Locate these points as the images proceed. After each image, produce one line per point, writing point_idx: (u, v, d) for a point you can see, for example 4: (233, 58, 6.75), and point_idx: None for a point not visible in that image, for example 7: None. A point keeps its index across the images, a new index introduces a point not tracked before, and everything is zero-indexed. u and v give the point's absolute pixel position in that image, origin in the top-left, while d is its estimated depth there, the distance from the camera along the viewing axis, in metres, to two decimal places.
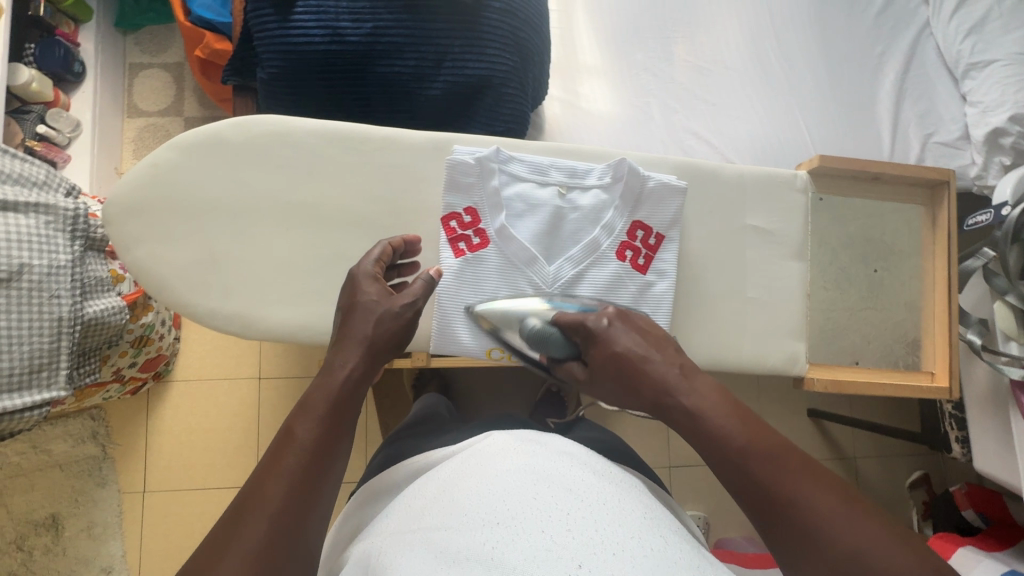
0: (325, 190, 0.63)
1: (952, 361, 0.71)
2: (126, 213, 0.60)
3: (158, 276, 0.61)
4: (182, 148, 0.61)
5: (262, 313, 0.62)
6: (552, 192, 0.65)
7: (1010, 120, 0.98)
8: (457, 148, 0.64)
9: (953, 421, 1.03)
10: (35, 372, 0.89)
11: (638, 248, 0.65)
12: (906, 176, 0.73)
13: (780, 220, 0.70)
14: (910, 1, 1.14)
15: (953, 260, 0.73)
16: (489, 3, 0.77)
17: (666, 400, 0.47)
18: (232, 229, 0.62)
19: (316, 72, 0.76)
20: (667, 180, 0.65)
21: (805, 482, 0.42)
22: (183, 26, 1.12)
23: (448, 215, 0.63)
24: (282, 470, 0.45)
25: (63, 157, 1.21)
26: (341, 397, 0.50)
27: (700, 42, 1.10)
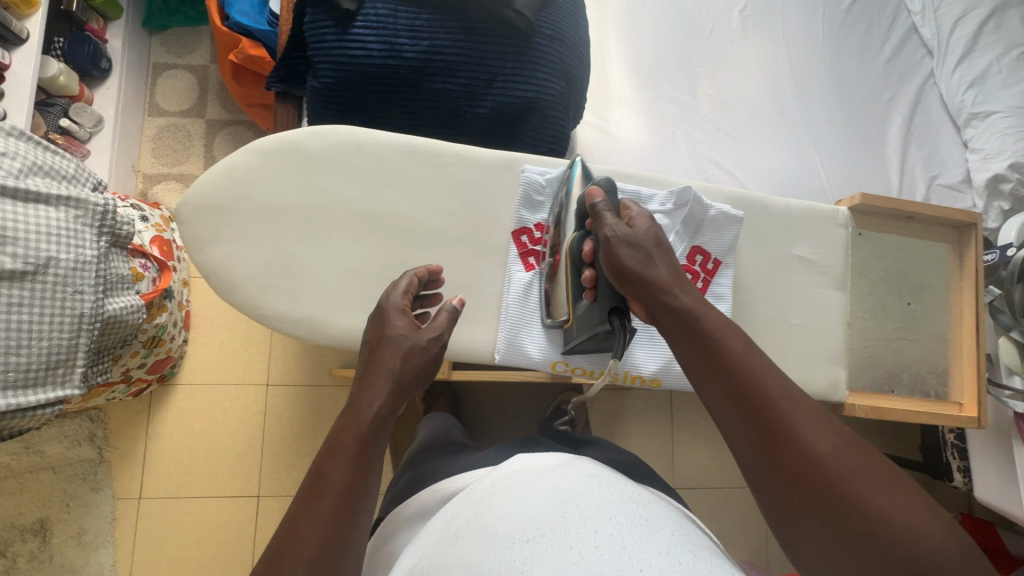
0: (392, 201, 0.64)
1: (980, 393, 0.75)
2: (203, 213, 0.60)
3: (224, 277, 0.61)
4: (260, 152, 0.62)
5: (326, 318, 0.62)
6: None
7: (1009, 168, 1.05)
8: (530, 167, 0.66)
9: (955, 451, 1.07)
10: (51, 368, 0.87)
11: (697, 271, 0.68)
12: (936, 217, 0.78)
13: (823, 252, 0.73)
14: (915, 52, 1.22)
15: (981, 295, 0.77)
16: (541, 29, 0.80)
17: (663, 297, 0.53)
18: (299, 235, 0.62)
19: (370, 85, 0.78)
20: (727, 210, 0.68)
21: (785, 394, 0.47)
22: (219, 30, 1.14)
23: (520, 229, 0.67)
24: (315, 515, 0.44)
25: (83, 152, 1.19)
26: (370, 434, 0.48)
27: (723, 78, 1.15)
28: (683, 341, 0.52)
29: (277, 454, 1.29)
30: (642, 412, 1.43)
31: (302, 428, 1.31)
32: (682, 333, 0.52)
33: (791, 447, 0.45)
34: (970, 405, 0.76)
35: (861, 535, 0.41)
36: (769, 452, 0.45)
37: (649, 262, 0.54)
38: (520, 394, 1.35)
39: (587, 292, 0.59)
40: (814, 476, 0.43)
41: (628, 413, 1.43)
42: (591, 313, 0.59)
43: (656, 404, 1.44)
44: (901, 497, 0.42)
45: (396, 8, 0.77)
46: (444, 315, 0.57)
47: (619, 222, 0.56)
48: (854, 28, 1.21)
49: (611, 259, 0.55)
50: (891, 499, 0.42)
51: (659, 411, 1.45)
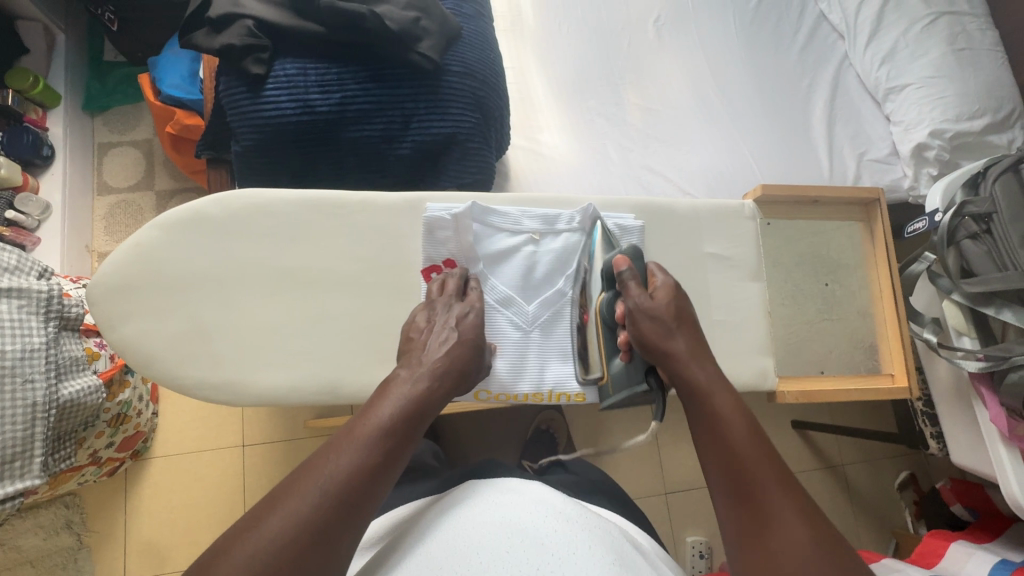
0: (310, 254, 0.65)
1: (907, 361, 0.75)
2: (114, 292, 0.61)
3: (143, 352, 0.61)
4: (167, 226, 0.62)
5: (250, 378, 0.62)
6: (525, 238, 0.69)
7: (930, 135, 1.07)
8: (431, 205, 0.66)
9: (925, 418, 1.07)
10: (8, 462, 0.86)
11: None
12: (842, 198, 0.80)
13: (735, 246, 0.75)
14: (827, 38, 1.26)
15: (894, 266, 0.78)
16: (450, 68, 0.83)
17: (684, 371, 0.55)
18: (220, 301, 0.63)
19: (290, 143, 0.80)
20: (628, 221, 0.70)
21: (757, 450, 0.49)
22: (154, 105, 1.16)
23: (429, 267, 0.66)
24: (330, 461, 0.47)
25: (33, 240, 1.20)
26: (415, 406, 0.52)
27: (647, 86, 1.19)
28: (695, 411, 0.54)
29: None
30: (624, 419, 1.43)
31: None
32: (696, 406, 0.54)
33: (766, 529, 0.45)
34: (901, 373, 0.77)
35: None
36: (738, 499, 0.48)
37: (669, 335, 0.56)
38: (498, 419, 1.34)
39: (623, 354, 0.61)
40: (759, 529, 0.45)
41: (610, 423, 1.43)
42: (629, 373, 0.61)
43: (636, 410, 1.44)
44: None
45: (304, 66, 0.79)
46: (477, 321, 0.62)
47: (641, 293, 0.59)
48: (766, 21, 1.26)
49: (639, 328, 0.58)
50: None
51: (639, 416, 1.45)
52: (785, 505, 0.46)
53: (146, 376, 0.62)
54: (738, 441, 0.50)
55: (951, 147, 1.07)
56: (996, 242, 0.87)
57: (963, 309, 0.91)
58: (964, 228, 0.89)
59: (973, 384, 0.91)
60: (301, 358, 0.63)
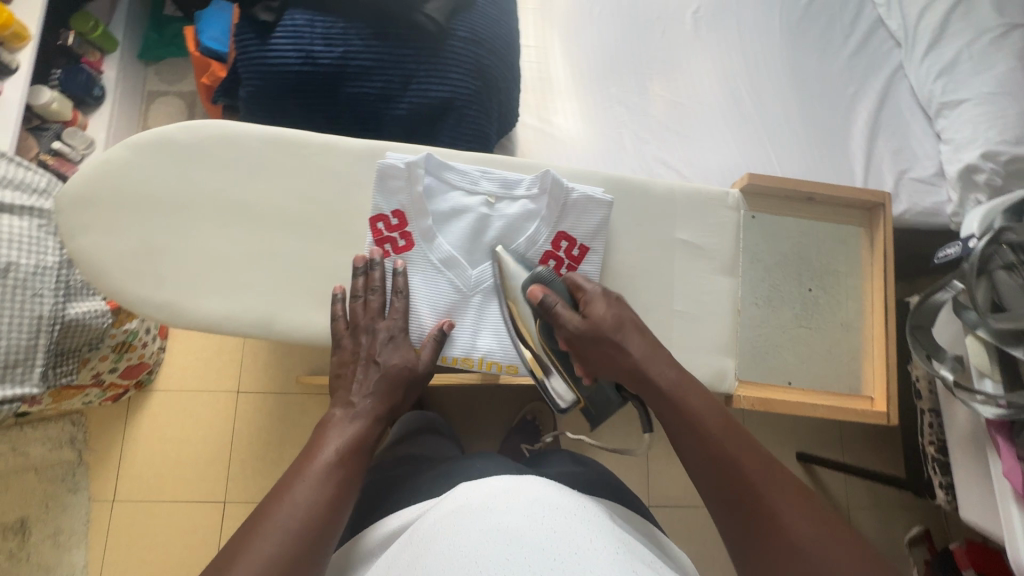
0: (278, 193, 0.66)
1: (889, 385, 0.72)
2: (76, 203, 0.62)
3: (99, 264, 0.62)
4: (135, 146, 0.63)
5: (197, 304, 0.63)
6: (481, 200, 0.67)
7: (982, 157, 0.97)
8: (389, 154, 0.65)
9: (937, 465, 0.97)
10: (10, 367, 0.92)
11: (561, 258, 0.67)
12: (838, 199, 0.77)
13: (710, 237, 0.70)
14: (883, 45, 1.17)
15: (890, 281, 0.75)
16: (455, 33, 0.82)
17: (649, 381, 0.60)
18: (181, 227, 0.64)
19: (290, 92, 0.82)
20: (592, 193, 0.66)
21: (748, 459, 0.56)
22: (194, 55, 1.22)
23: (376, 216, 0.65)
24: (283, 503, 0.50)
25: (74, 172, 1.29)
26: (353, 442, 0.56)
27: (675, 79, 1.13)
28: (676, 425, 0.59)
29: (244, 460, 1.32)
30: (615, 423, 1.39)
31: (269, 434, 1.33)
32: (675, 418, 0.59)
33: (772, 524, 0.52)
34: (881, 399, 0.74)
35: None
36: (739, 506, 0.54)
37: (618, 349, 0.60)
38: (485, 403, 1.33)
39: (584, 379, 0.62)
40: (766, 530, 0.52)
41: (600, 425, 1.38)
42: (601, 396, 0.63)
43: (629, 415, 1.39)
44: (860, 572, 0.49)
45: (312, 18, 0.80)
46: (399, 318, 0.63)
47: (573, 317, 0.60)
48: (815, 22, 1.18)
49: (585, 350, 0.60)
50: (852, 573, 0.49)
51: (633, 423, 1.40)
52: (784, 501, 0.53)
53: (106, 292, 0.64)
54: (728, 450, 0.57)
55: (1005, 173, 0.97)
56: None
57: (987, 345, 0.82)
58: (999, 257, 0.80)
59: (989, 432, 0.82)
60: (257, 295, 0.64)
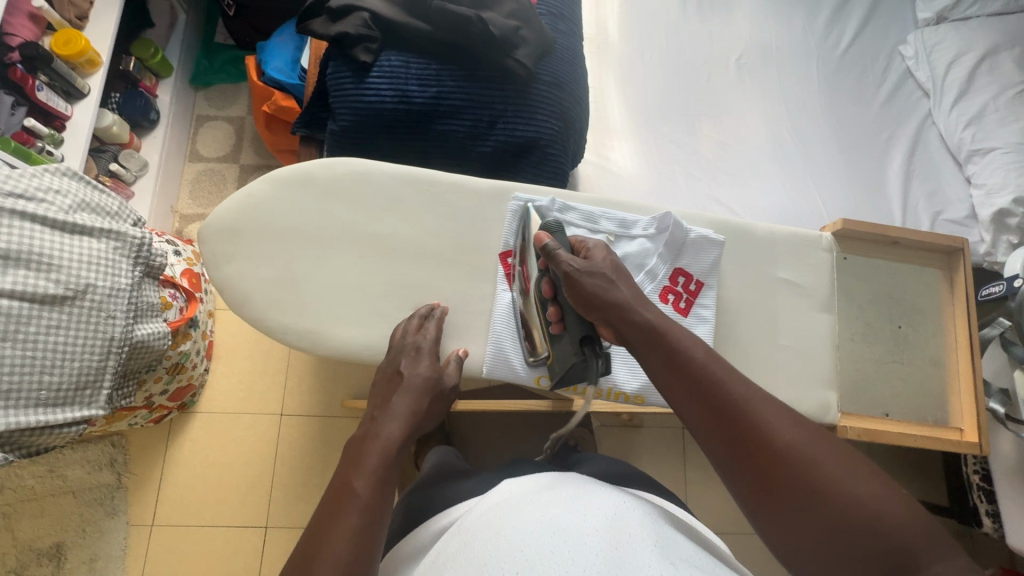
0: (405, 227, 0.71)
1: (980, 418, 0.77)
2: (223, 233, 0.68)
3: (239, 292, 0.68)
4: (276, 181, 0.69)
5: (330, 330, 0.67)
6: (602, 238, 0.70)
7: (1013, 202, 1.05)
8: (519, 195, 0.71)
9: (982, 493, 1.02)
10: (79, 389, 0.89)
11: (680, 292, 0.70)
12: (921, 242, 0.81)
13: (809, 276, 0.75)
14: (912, 94, 1.25)
15: (972, 320, 0.81)
16: (540, 77, 0.88)
17: (633, 318, 0.58)
18: (316, 258, 0.69)
19: (383, 127, 0.86)
20: (707, 233, 0.70)
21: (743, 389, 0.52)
22: (256, 84, 1.26)
23: (506, 252, 0.71)
24: (336, 523, 0.47)
25: (127, 193, 1.30)
26: (389, 455, 0.54)
27: (722, 121, 1.20)
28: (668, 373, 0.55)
29: (287, 484, 1.31)
30: (655, 450, 1.41)
31: (312, 457, 1.33)
32: (665, 366, 0.55)
33: (778, 447, 0.49)
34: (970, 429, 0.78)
35: (829, 509, 0.46)
36: (742, 438, 0.50)
37: (611, 289, 0.59)
38: None
39: (554, 326, 0.64)
40: (777, 457, 0.48)
41: (640, 451, 1.41)
42: (564, 349, 0.63)
43: (669, 441, 1.42)
44: (888, 494, 0.46)
45: (407, 60, 0.85)
46: (450, 365, 0.66)
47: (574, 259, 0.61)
48: (849, 72, 1.26)
49: (580, 288, 0.60)
50: (878, 495, 0.46)
51: (671, 450, 1.43)
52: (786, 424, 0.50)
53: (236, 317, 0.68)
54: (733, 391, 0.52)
55: None
56: None
57: None
58: None
59: None
60: (384, 323, 0.69)
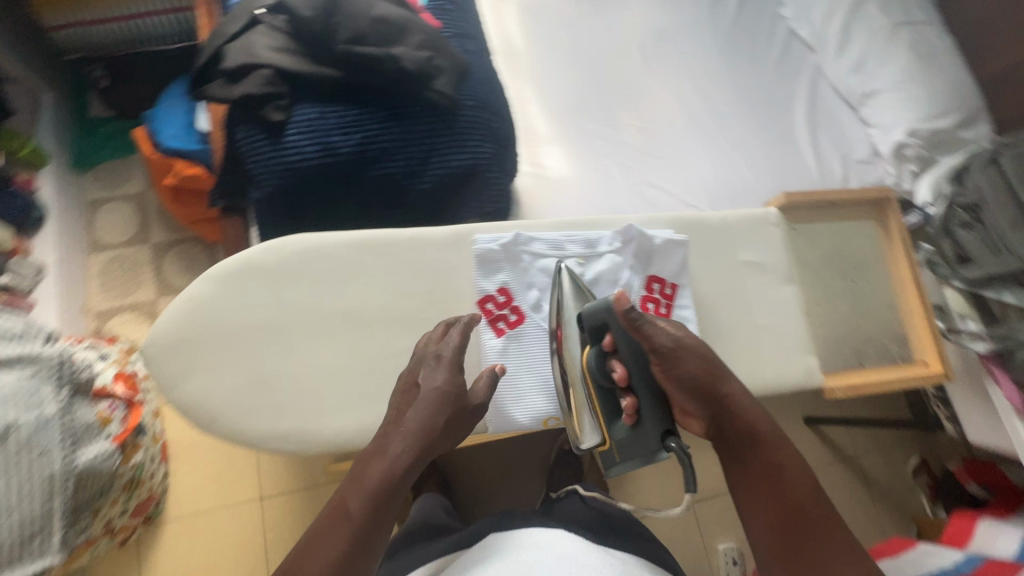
0: (373, 294, 0.69)
1: (941, 349, 0.83)
2: (172, 349, 0.64)
3: (208, 409, 0.64)
4: (217, 279, 0.66)
5: (318, 423, 0.65)
6: (572, 262, 0.72)
7: (908, 135, 1.15)
8: (480, 237, 0.71)
9: (938, 401, 1.12)
10: (25, 542, 0.76)
11: (657, 298, 0.73)
12: (854, 198, 0.88)
13: (767, 255, 0.79)
14: (799, 51, 1.34)
15: (912, 256, 0.87)
16: (464, 103, 0.86)
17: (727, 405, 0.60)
18: (282, 346, 0.66)
19: (313, 186, 0.81)
20: (671, 236, 0.74)
21: (814, 507, 0.56)
22: (153, 157, 1.15)
23: (484, 297, 0.71)
24: (327, 544, 0.49)
25: (28, 304, 1.16)
26: (393, 480, 0.53)
27: (640, 107, 1.24)
28: (745, 479, 0.58)
29: None
30: None
31: None
32: (746, 464, 0.59)
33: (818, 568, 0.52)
34: (933, 359, 0.84)
35: None
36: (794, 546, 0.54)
37: (711, 373, 0.61)
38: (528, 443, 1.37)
39: (628, 417, 0.62)
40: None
41: None
42: (638, 438, 0.62)
43: None
44: None
45: (323, 109, 0.80)
46: (482, 381, 0.64)
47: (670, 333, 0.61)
48: (741, 40, 1.33)
49: (676, 370, 0.60)
50: None
51: None
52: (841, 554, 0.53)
53: (209, 434, 0.64)
54: (811, 518, 0.55)
55: (929, 145, 1.15)
56: (987, 229, 0.91)
57: (964, 294, 0.98)
58: (957, 218, 0.95)
59: (984, 363, 0.96)
60: (372, 401, 0.66)
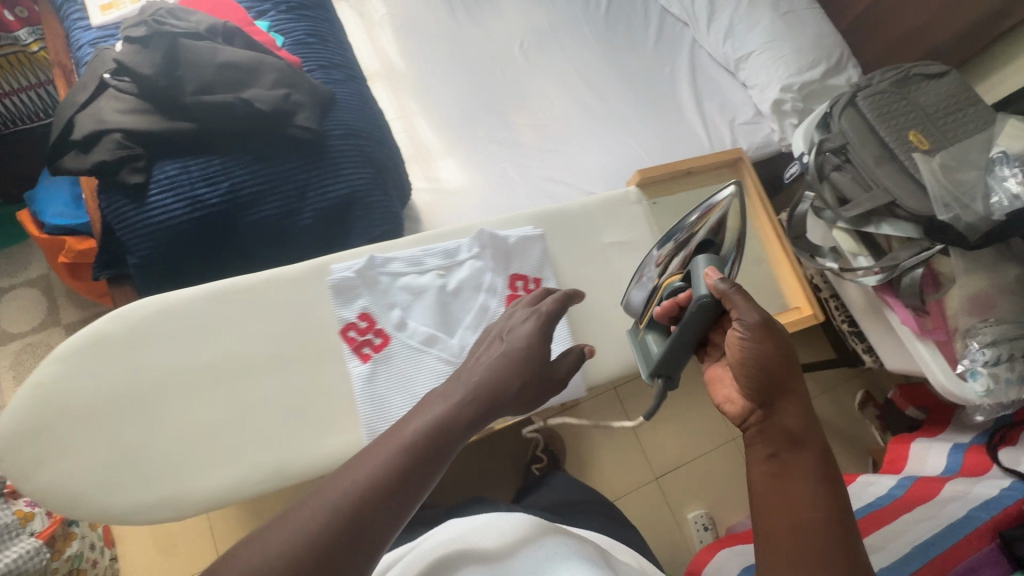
0: (238, 344, 0.70)
1: (808, 293, 0.93)
2: (26, 439, 0.63)
3: (69, 493, 0.63)
4: (61, 358, 0.66)
5: (194, 484, 0.65)
6: (433, 275, 0.75)
7: (782, 91, 1.20)
8: (335, 267, 0.72)
9: (854, 337, 1.16)
10: None
11: (522, 296, 0.77)
12: (708, 164, 0.92)
13: (628, 231, 0.86)
14: (674, 27, 1.39)
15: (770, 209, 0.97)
16: (332, 133, 0.86)
17: (778, 391, 0.53)
18: (171, 405, 0.67)
19: (189, 242, 0.80)
20: (524, 233, 0.78)
21: (832, 542, 0.47)
22: (39, 238, 1.11)
23: (346, 326, 0.71)
24: (374, 461, 0.42)
25: None
26: (453, 421, 0.47)
27: (529, 106, 1.26)
28: (768, 477, 0.51)
29: None
30: (597, 419, 1.47)
31: None
32: (773, 457, 0.52)
33: None
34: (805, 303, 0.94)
35: None
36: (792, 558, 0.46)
37: (775, 361, 0.53)
38: (486, 449, 1.39)
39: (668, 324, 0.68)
40: None
41: (586, 428, 1.46)
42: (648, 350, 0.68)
43: (604, 405, 1.49)
44: None
45: (185, 164, 0.79)
46: (572, 356, 0.61)
47: (747, 313, 0.55)
48: (617, 25, 1.37)
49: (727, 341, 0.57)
50: None
51: (611, 411, 1.49)
52: None
53: (74, 518, 0.64)
54: (825, 544, 0.47)
55: (802, 98, 1.20)
56: (856, 168, 0.96)
57: (851, 233, 1.02)
58: (829, 162, 0.99)
59: (881, 295, 1.00)
60: (251, 449, 0.67)
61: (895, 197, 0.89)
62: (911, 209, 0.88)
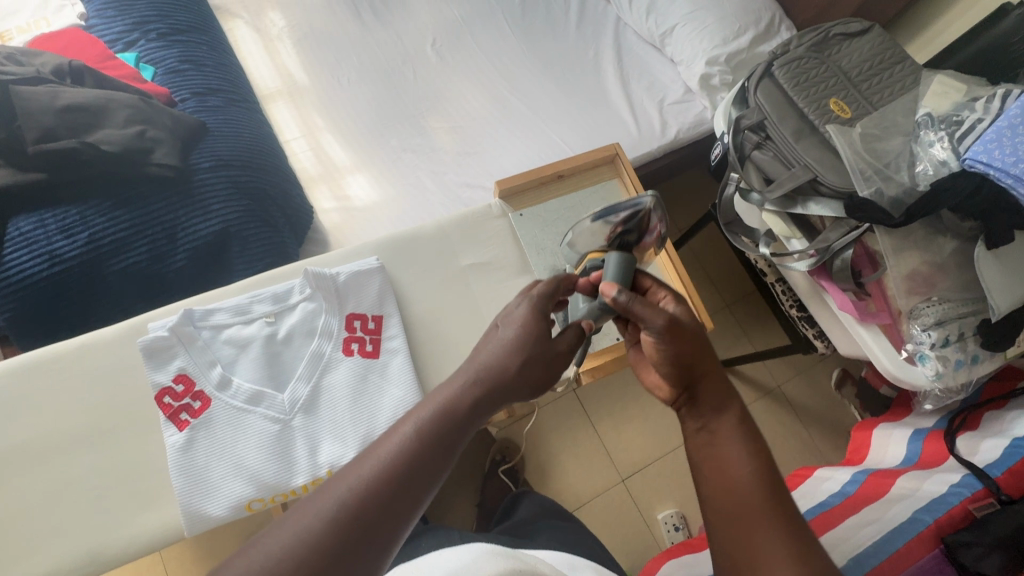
0: (72, 414, 0.67)
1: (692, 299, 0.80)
2: None
3: None
4: None
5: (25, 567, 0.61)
6: (260, 324, 0.71)
7: (708, 64, 1.11)
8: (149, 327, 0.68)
9: (805, 322, 1.09)
10: None
11: (361, 337, 0.72)
12: (581, 164, 0.88)
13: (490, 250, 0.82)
14: (597, 7, 1.31)
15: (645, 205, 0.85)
16: (199, 166, 0.82)
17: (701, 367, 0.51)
18: (22, 479, 0.64)
19: (54, 299, 0.76)
20: (356, 268, 0.74)
21: (761, 491, 0.45)
22: None
23: (161, 391, 0.65)
24: (372, 464, 0.42)
25: None
26: (464, 409, 0.47)
27: (445, 108, 1.19)
28: (698, 450, 0.50)
29: None
30: (555, 425, 1.42)
31: None
32: (698, 427, 0.50)
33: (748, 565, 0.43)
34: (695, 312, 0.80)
35: None
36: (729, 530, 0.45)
37: (692, 346, 0.51)
38: None
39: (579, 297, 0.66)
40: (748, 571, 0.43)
41: (544, 435, 1.41)
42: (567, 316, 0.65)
43: (564, 409, 1.43)
44: None
45: (42, 218, 0.75)
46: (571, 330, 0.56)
47: (653, 318, 0.50)
48: (535, 11, 1.30)
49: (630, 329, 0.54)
50: None
51: (572, 414, 1.44)
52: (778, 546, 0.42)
53: None
54: (752, 502, 0.44)
55: (731, 70, 1.11)
56: (777, 145, 0.86)
57: (779, 214, 0.92)
58: (749, 141, 0.89)
59: (819, 278, 0.92)
60: (89, 524, 0.64)
61: (815, 174, 0.81)
62: (833, 184, 0.80)
